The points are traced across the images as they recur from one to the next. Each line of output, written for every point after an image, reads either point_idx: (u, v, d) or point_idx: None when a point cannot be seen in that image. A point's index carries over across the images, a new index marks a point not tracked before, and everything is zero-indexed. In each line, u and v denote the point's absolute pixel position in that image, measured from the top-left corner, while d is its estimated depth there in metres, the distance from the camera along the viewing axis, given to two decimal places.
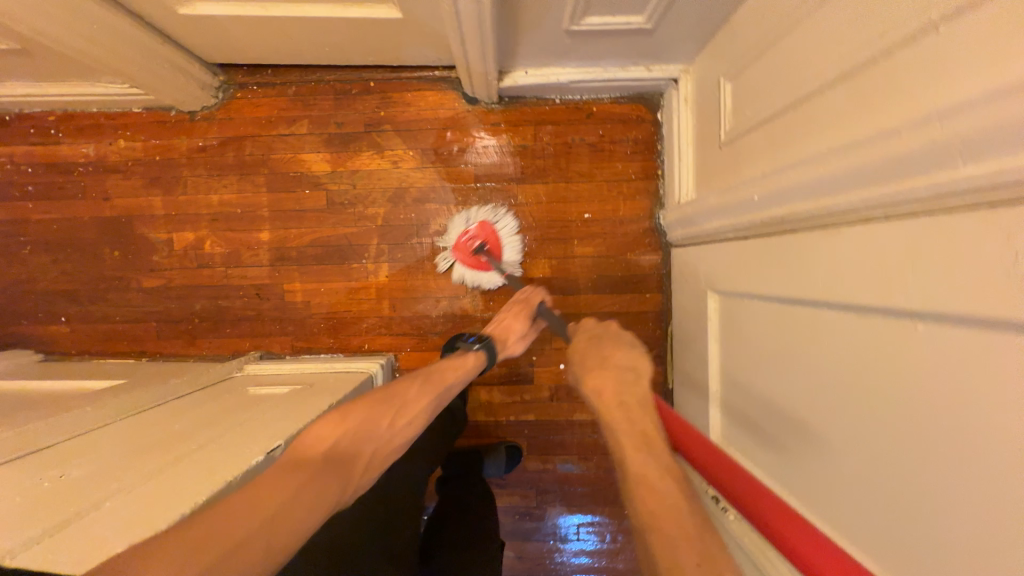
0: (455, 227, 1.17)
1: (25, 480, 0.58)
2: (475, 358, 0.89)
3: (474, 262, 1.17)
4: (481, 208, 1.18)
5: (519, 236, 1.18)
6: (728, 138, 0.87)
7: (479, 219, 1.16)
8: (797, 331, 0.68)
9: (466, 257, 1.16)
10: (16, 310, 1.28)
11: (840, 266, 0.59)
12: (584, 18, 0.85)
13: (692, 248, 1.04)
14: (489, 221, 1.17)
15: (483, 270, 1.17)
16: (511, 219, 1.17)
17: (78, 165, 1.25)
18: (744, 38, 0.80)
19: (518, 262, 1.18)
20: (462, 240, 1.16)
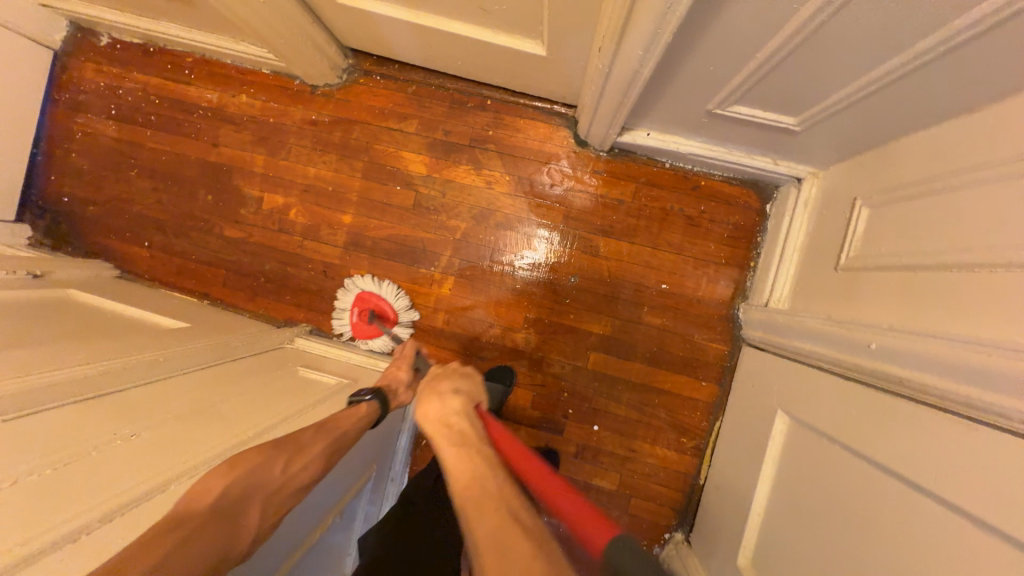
0: (341, 322, 1.25)
1: (101, 424, 0.60)
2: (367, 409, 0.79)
3: (369, 333, 1.22)
4: (348, 291, 1.25)
5: (391, 284, 1.23)
6: (848, 264, 0.82)
7: (358, 291, 1.24)
8: (863, 487, 0.66)
9: (359, 330, 1.23)
10: (109, 224, 1.36)
11: (936, 449, 0.56)
12: (731, 106, 0.81)
13: (770, 356, 0.98)
14: (364, 291, 1.24)
15: (378, 333, 1.22)
16: (372, 280, 1.23)
17: (200, 108, 1.32)
18: (899, 170, 0.75)
19: (404, 305, 1.23)
20: (350, 315, 1.24)
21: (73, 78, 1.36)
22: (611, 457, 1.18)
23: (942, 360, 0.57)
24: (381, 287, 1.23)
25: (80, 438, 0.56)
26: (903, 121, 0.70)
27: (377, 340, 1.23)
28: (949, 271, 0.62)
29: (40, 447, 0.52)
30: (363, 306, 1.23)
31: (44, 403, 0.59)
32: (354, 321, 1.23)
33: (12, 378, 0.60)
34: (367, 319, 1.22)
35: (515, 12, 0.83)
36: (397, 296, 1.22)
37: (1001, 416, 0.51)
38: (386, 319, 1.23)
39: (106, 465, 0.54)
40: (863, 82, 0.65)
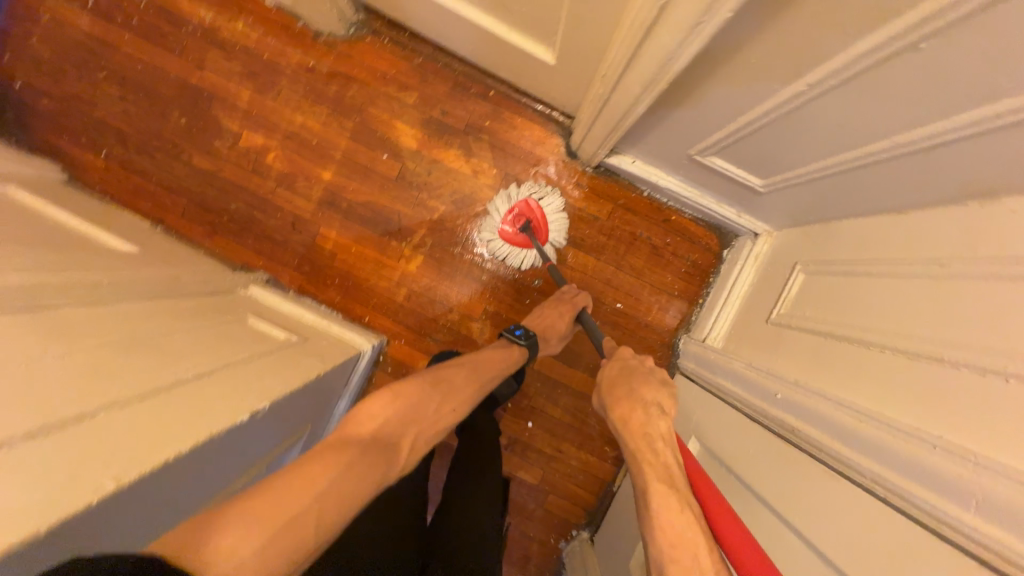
0: (499, 209, 1.21)
1: (37, 339, 0.59)
2: (519, 353, 0.99)
3: (519, 238, 1.20)
4: (522, 186, 1.22)
5: (564, 214, 1.21)
6: (777, 320, 0.92)
7: (524, 198, 1.21)
8: (745, 516, 0.75)
9: (509, 233, 1.20)
10: (63, 124, 1.26)
11: (802, 489, 0.66)
12: (710, 156, 0.87)
13: (696, 387, 1.08)
14: (532, 199, 1.21)
15: (527, 245, 1.20)
16: (555, 196, 1.21)
17: (189, 24, 1.24)
18: (836, 247, 0.84)
19: (561, 241, 1.22)
20: (506, 215, 1.21)
21: None
22: (538, 454, 1.25)
23: (825, 419, 0.67)
24: (550, 207, 1.20)
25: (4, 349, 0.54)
26: (847, 205, 0.79)
27: (521, 250, 1.21)
28: (853, 345, 0.71)
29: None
30: (531, 215, 1.20)
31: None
32: (506, 221, 1.20)
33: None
34: (522, 226, 1.19)
35: (533, 17, 0.85)
36: (561, 226, 1.21)
37: (852, 469, 0.61)
38: (538, 236, 1.20)
39: (28, 382, 0.52)
40: (818, 166, 0.72)
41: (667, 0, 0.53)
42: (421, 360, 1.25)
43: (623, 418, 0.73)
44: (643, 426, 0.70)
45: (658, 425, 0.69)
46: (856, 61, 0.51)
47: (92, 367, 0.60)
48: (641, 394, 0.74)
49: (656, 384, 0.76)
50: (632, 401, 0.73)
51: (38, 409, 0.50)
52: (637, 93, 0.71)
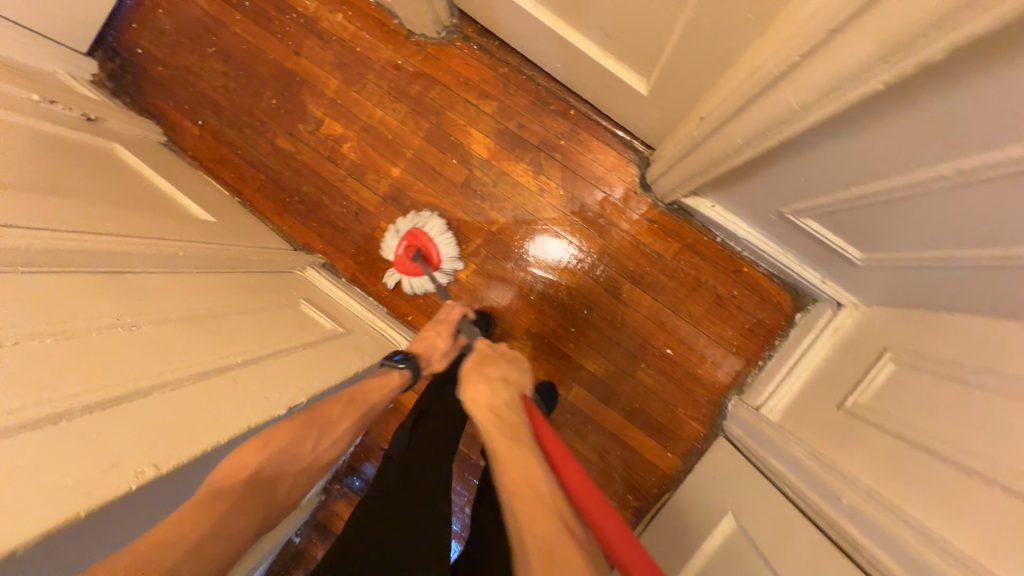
0: (389, 244, 1.22)
1: (114, 307, 0.63)
2: (398, 377, 0.86)
3: (411, 269, 1.21)
4: (406, 219, 1.23)
5: (450, 233, 1.21)
6: (852, 409, 0.82)
7: (412, 227, 1.22)
8: None
9: (401, 264, 1.21)
10: (170, 91, 1.36)
11: None
12: (805, 218, 0.79)
13: (740, 457, 0.99)
14: (417, 227, 1.22)
15: (420, 272, 1.21)
16: (437, 219, 1.21)
17: (294, 12, 1.30)
18: (938, 342, 0.73)
19: (454, 259, 1.21)
20: (397, 246, 1.22)
21: None
22: None
23: (902, 548, 0.59)
24: (438, 232, 1.21)
25: (76, 314, 0.57)
26: (963, 300, 0.68)
27: (418, 278, 1.21)
28: (942, 466, 0.62)
29: (37, 314, 0.53)
30: (420, 244, 1.21)
31: (50, 266, 0.60)
32: (398, 253, 1.21)
33: (30, 232, 0.61)
34: (414, 256, 1.20)
35: (632, 45, 0.81)
36: (449, 243, 1.20)
37: None
38: (429, 264, 1.21)
39: (92, 353, 0.55)
40: (937, 255, 0.63)
41: (801, 59, 0.46)
42: None
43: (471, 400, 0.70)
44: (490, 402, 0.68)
45: (501, 394, 0.70)
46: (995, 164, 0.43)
47: (154, 341, 0.63)
48: (487, 370, 0.77)
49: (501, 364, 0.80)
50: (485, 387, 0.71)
51: (98, 380, 0.52)
52: (739, 144, 0.65)
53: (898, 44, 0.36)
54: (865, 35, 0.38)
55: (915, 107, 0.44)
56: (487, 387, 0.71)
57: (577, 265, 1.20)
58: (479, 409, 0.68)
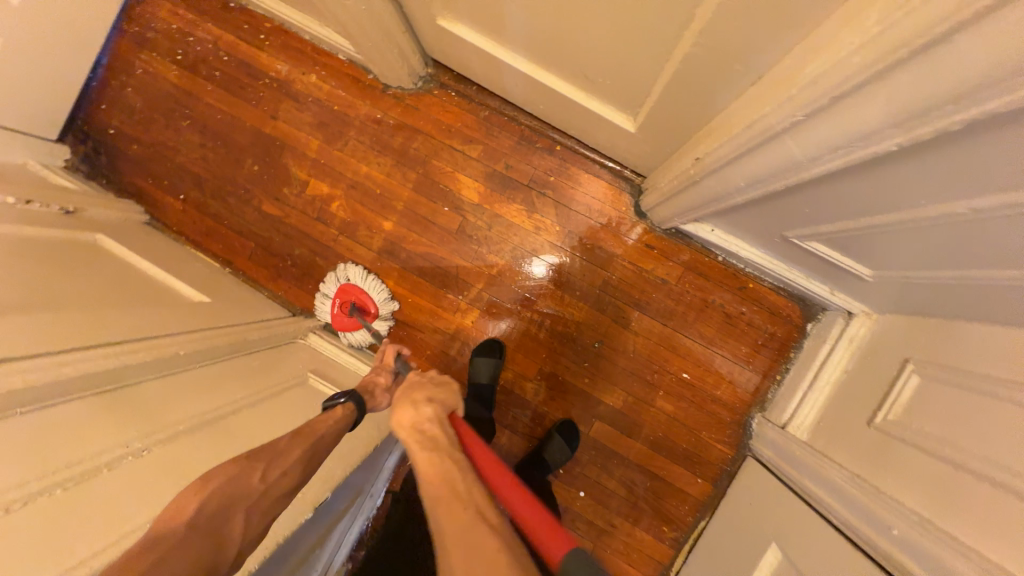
0: (322, 307, 1.22)
1: (121, 431, 0.60)
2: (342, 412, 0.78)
3: (348, 325, 1.20)
4: (330, 278, 1.23)
5: (376, 278, 1.21)
6: (883, 426, 0.81)
7: (341, 283, 1.22)
8: None
9: (338, 322, 1.21)
10: (149, 168, 1.34)
11: None
12: (811, 241, 0.79)
13: (775, 480, 0.98)
14: (342, 283, 1.22)
15: (358, 326, 1.21)
16: (358, 268, 1.21)
17: (266, 77, 1.28)
18: (961, 353, 0.73)
19: (387, 301, 1.22)
20: (331, 303, 1.21)
21: (146, 13, 1.31)
22: (588, 525, 1.17)
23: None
24: (367, 282, 1.21)
25: (83, 452, 0.54)
26: (983, 312, 0.68)
27: (357, 332, 1.20)
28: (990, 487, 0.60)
29: (36, 465, 0.50)
30: (350, 297, 1.21)
31: (45, 399, 0.57)
32: (334, 312, 1.21)
33: (21, 364, 0.57)
34: (347, 311, 1.20)
35: (618, 88, 0.80)
36: (378, 287, 1.21)
37: None
38: (368, 315, 1.22)
39: (95, 506, 0.52)
40: (956, 273, 0.62)
41: (806, 117, 0.46)
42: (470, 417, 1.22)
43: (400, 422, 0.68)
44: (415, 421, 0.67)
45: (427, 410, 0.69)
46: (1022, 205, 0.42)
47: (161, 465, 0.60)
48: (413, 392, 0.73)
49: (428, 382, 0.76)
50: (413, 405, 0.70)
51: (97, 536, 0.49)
52: (742, 186, 0.64)
53: (913, 111, 0.36)
54: (880, 97, 0.38)
55: (922, 157, 0.44)
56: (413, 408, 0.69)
57: (582, 299, 1.18)
58: (406, 431, 0.67)
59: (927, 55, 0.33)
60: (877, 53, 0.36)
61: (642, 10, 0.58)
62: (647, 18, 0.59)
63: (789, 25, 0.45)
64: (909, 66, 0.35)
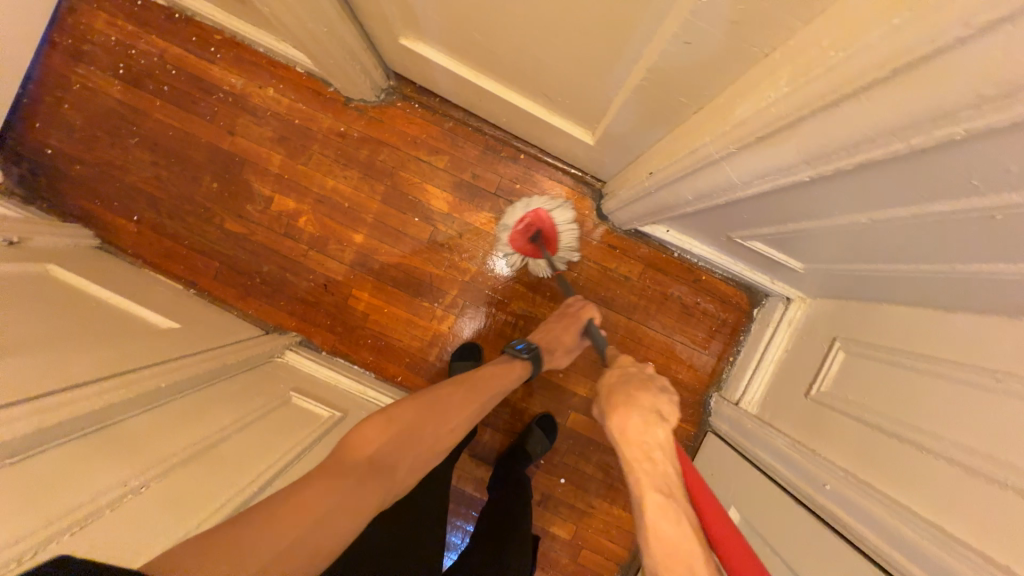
0: (514, 214, 1.19)
1: (114, 472, 0.61)
2: (521, 367, 0.95)
3: (530, 249, 1.20)
4: (538, 198, 1.20)
5: (574, 223, 1.20)
6: (817, 397, 0.93)
7: (540, 207, 1.19)
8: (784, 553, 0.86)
9: (522, 244, 1.19)
10: (94, 188, 1.27)
11: None
12: (751, 240, 0.89)
13: (731, 451, 1.10)
14: (544, 209, 1.19)
15: (536, 255, 1.20)
16: (565, 208, 1.19)
17: (220, 91, 1.25)
18: (876, 330, 0.86)
19: (569, 253, 1.22)
20: (516, 225, 1.18)
21: (79, 25, 1.23)
22: (570, 509, 1.26)
23: (875, 519, 0.70)
24: (561, 211, 1.19)
25: (71, 502, 0.55)
26: (890, 295, 0.80)
27: (532, 260, 1.21)
28: (903, 443, 0.72)
29: (24, 521, 0.51)
30: (544, 226, 1.18)
31: (23, 450, 0.57)
32: (516, 232, 1.18)
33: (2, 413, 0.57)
34: (534, 237, 1.18)
35: (575, 108, 0.86)
36: (572, 232, 1.20)
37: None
38: (549, 246, 1.19)
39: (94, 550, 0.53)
40: (870, 266, 0.73)
41: (737, 150, 0.53)
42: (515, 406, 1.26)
43: (621, 425, 0.70)
44: (641, 435, 0.68)
45: (657, 433, 0.68)
46: (908, 219, 0.52)
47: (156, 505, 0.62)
48: (639, 399, 0.73)
49: (653, 391, 0.74)
50: (629, 406, 0.71)
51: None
52: (689, 199, 0.72)
53: (816, 154, 0.44)
54: (792, 141, 0.46)
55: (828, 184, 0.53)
56: (643, 421, 0.69)
57: (554, 299, 1.25)
58: (630, 443, 0.68)
59: (824, 113, 0.41)
60: (786, 108, 0.44)
61: (593, 47, 0.64)
62: (599, 56, 0.65)
63: (716, 71, 0.53)
64: (812, 119, 0.42)
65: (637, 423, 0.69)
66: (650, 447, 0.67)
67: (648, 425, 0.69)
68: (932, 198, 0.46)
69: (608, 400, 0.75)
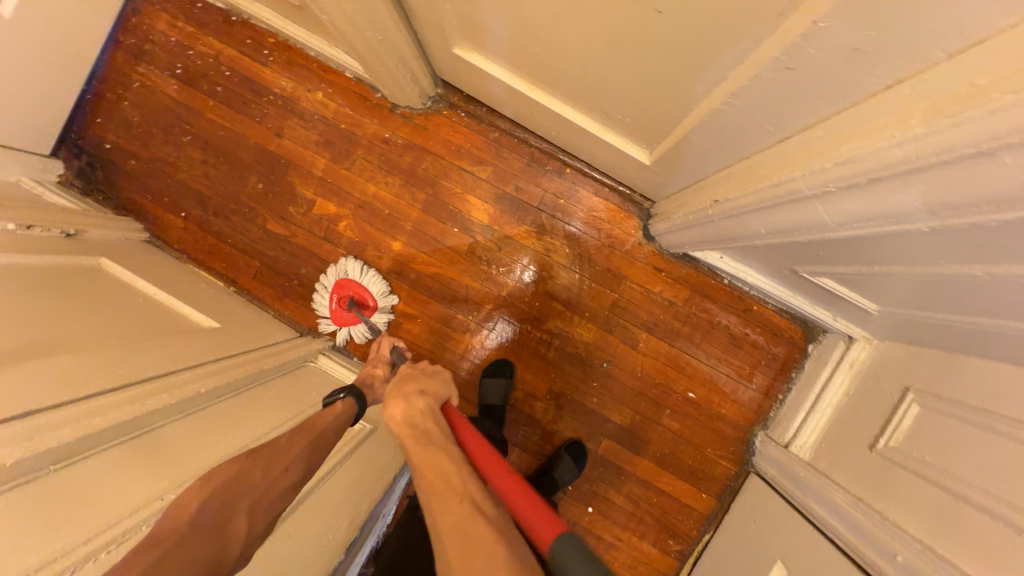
0: (321, 299, 1.24)
1: (152, 484, 0.61)
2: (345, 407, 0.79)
3: (348, 320, 1.22)
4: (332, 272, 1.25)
5: (376, 274, 1.22)
6: (884, 451, 0.85)
7: (338, 278, 1.23)
8: None
9: (339, 319, 1.23)
10: (148, 183, 1.30)
11: None
12: (821, 276, 0.82)
13: (779, 499, 1.01)
14: (342, 278, 1.23)
15: (356, 321, 1.22)
16: (360, 265, 1.22)
17: (271, 93, 1.26)
18: (960, 386, 0.77)
19: (386, 301, 1.22)
20: (329, 306, 1.23)
21: (143, 25, 1.27)
22: (597, 541, 1.20)
23: None
24: (365, 276, 1.22)
25: (109, 516, 0.54)
26: (981, 349, 0.72)
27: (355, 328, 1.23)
28: (988, 519, 0.64)
29: (64, 535, 0.50)
30: (349, 294, 1.23)
31: (69, 457, 0.57)
32: (332, 307, 1.23)
33: (49, 419, 0.57)
34: (346, 306, 1.22)
35: (635, 126, 0.81)
36: (377, 282, 1.22)
37: None
38: (366, 309, 1.23)
39: None
40: (965, 318, 0.65)
41: (837, 189, 0.48)
42: (544, 429, 1.21)
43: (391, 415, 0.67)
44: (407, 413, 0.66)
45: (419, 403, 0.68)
46: None
47: None
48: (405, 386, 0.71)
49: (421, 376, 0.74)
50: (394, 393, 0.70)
51: None
52: (763, 233, 0.66)
53: (950, 205, 0.39)
54: (916, 188, 0.40)
55: (939, 236, 0.47)
56: (404, 403, 0.68)
57: (591, 319, 1.20)
58: (400, 425, 0.66)
59: (966, 163, 0.36)
60: (914, 152, 0.39)
61: (669, 66, 0.59)
62: (676, 77, 0.60)
63: (819, 102, 0.47)
64: (950, 165, 0.37)
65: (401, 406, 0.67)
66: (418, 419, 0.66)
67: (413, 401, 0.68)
68: None
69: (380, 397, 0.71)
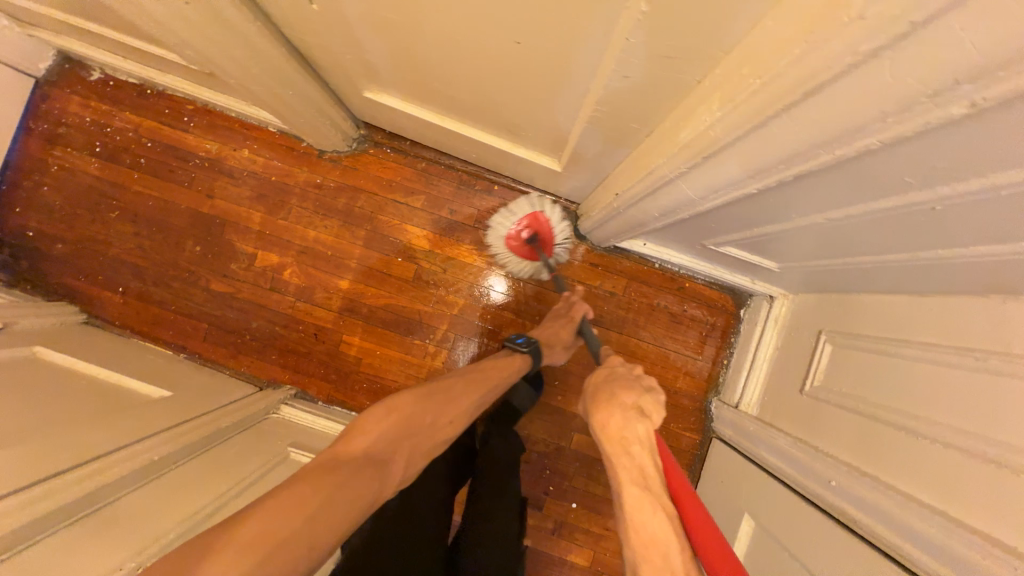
0: (505, 219, 1.17)
1: (105, 557, 0.60)
2: (520, 360, 0.99)
3: (526, 252, 1.19)
4: (521, 200, 1.18)
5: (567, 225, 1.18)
6: (812, 392, 0.94)
7: (533, 209, 1.16)
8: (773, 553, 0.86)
9: (517, 247, 1.18)
10: (78, 265, 1.28)
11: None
12: (724, 245, 0.92)
13: (739, 457, 1.09)
14: (539, 212, 1.16)
15: (533, 258, 1.19)
16: (557, 210, 1.16)
17: (196, 157, 1.28)
18: (857, 320, 0.88)
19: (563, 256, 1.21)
20: (514, 231, 1.17)
21: (52, 109, 1.27)
22: (587, 535, 1.24)
23: (876, 505, 0.70)
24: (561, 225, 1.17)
25: None
26: (861, 284, 0.83)
27: (528, 264, 1.20)
28: (895, 430, 0.73)
29: None
30: (539, 230, 1.17)
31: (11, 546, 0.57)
32: (515, 235, 1.17)
33: None
34: (530, 241, 1.17)
35: (536, 139, 0.89)
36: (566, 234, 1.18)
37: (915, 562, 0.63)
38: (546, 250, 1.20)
39: None
40: (838, 261, 0.76)
41: (689, 168, 0.56)
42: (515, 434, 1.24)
43: (603, 421, 0.72)
44: (621, 429, 0.69)
45: (637, 428, 0.68)
46: (858, 216, 0.54)
47: None
48: (622, 397, 0.73)
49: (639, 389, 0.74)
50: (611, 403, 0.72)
51: None
52: (655, 215, 0.74)
53: (760, 168, 0.47)
54: (734, 158, 0.49)
55: (775, 195, 0.56)
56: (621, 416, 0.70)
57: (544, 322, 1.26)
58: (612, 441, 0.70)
59: (758, 133, 0.44)
60: (721, 131, 0.47)
61: (540, 86, 0.67)
62: (550, 93, 0.68)
63: (657, 99, 0.56)
64: (750, 136, 0.45)
65: (618, 418, 0.70)
66: (628, 440, 0.69)
67: (628, 420, 0.70)
68: (875, 196, 0.48)
69: (600, 398, 0.75)
